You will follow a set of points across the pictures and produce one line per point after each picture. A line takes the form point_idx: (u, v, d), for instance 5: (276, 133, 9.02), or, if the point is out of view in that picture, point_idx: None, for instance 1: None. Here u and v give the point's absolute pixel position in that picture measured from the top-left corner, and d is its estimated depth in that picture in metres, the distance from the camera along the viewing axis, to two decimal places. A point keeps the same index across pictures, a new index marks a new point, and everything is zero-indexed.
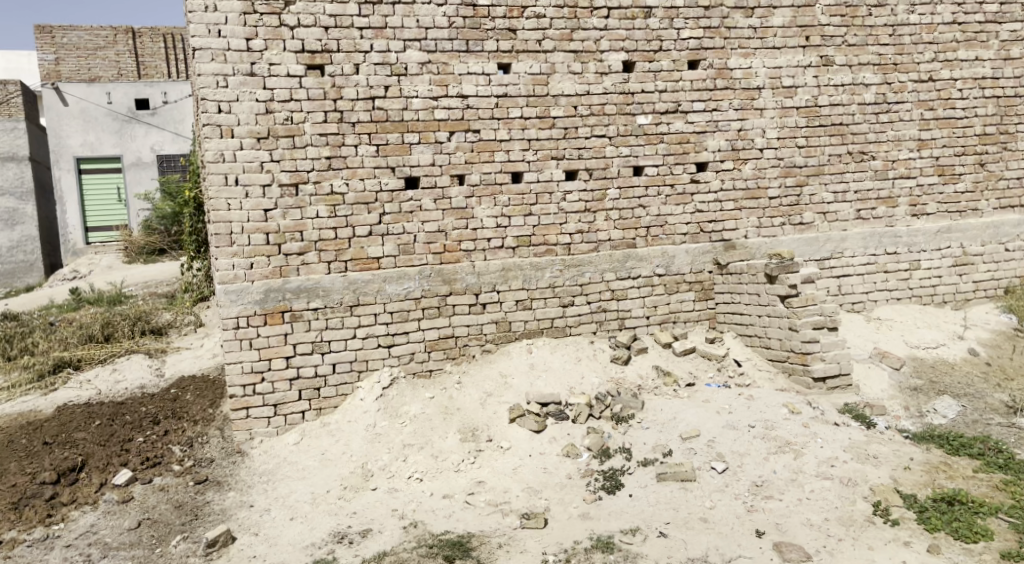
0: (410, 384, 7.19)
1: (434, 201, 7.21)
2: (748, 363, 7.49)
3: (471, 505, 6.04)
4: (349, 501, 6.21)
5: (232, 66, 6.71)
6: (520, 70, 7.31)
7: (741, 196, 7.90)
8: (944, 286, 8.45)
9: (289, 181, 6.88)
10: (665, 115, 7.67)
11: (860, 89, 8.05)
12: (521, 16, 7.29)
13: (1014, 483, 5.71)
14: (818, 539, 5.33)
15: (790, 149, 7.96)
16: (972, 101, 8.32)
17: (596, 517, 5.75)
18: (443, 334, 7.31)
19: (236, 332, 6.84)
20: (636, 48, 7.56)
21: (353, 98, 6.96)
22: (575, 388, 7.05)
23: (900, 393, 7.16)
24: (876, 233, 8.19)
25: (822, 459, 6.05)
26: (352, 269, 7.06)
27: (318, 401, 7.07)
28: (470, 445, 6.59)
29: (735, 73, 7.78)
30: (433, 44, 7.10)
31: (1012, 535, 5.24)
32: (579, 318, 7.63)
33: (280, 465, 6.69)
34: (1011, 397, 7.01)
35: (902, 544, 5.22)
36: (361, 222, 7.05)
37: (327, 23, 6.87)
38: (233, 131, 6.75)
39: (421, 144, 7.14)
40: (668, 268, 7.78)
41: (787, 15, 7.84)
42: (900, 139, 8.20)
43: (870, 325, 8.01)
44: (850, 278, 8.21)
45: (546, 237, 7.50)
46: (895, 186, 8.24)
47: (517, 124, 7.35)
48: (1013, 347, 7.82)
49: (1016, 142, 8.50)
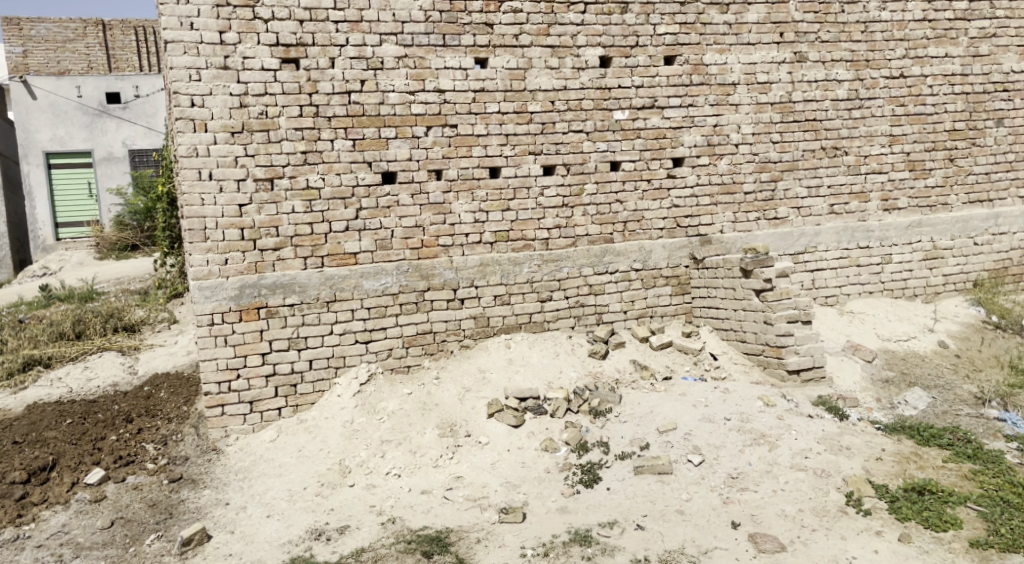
0: (388, 379, 7.18)
1: (411, 196, 7.17)
2: (724, 357, 7.56)
3: (449, 500, 6.04)
4: (327, 498, 6.18)
5: (205, 59, 6.63)
6: (497, 64, 7.30)
7: (717, 191, 7.97)
8: (915, 280, 8.61)
9: (264, 175, 6.81)
10: (641, 111, 7.71)
11: (834, 85, 8.15)
12: (497, 10, 7.28)
13: (983, 473, 5.84)
14: (792, 529, 5.40)
15: (764, 145, 8.03)
16: (941, 97, 8.46)
17: (574, 510, 5.78)
18: (421, 329, 7.29)
19: (210, 328, 6.77)
20: (613, 43, 7.58)
21: (329, 92, 6.90)
22: (553, 382, 7.07)
23: (872, 385, 7.27)
24: (848, 228, 8.31)
25: (796, 451, 6.13)
26: (329, 265, 7.01)
27: (295, 397, 7.03)
28: (448, 440, 6.57)
29: (711, 69, 7.83)
30: (409, 38, 7.06)
31: (980, 523, 5.35)
32: (558, 312, 7.65)
33: (256, 463, 6.64)
34: (980, 388, 7.16)
35: (874, 533, 5.30)
36: (338, 217, 7.00)
37: (302, 17, 6.81)
38: (206, 125, 6.67)
39: (398, 139, 7.10)
40: (645, 262, 7.83)
41: (761, 12, 7.91)
42: (872, 135, 8.31)
43: (843, 318, 8.15)
44: (823, 272, 8.32)
45: (523, 232, 7.50)
46: (867, 181, 8.35)
47: (494, 119, 7.33)
48: (981, 339, 8.01)
49: (985, 138, 8.64)
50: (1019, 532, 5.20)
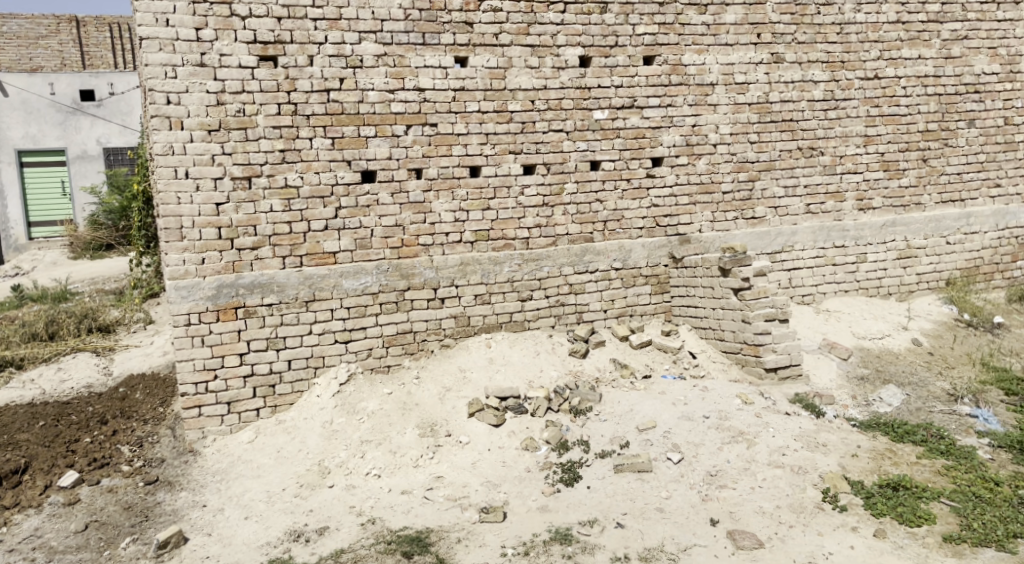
0: (369, 379, 7.14)
1: (391, 195, 7.15)
2: (703, 355, 7.62)
3: (430, 500, 6.02)
4: (306, 499, 6.13)
5: (181, 56, 6.56)
6: (477, 63, 7.29)
7: (695, 191, 8.02)
8: (890, 278, 8.73)
9: (241, 174, 6.74)
10: (620, 110, 7.74)
11: (810, 85, 8.24)
12: (477, 9, 7.27)
13: (956, 469, 5.94)
14: (769, 526, 5.44)
15: (742, 145, 8.11)
16: (915, 98, 8.59)
17: (555, 509, 5.79)
18: (401, 329, 7.26)
19: (187, 329, 6.70)
20: (593, 43, 7.60)
21: (307, 90, 6.85)
22: (534, 380, 7.08)
23: (848, 383, 7.36)
24: (824, 227, 8.41)
25: (774, 448, 6.19)
26: (307, 264, 6.97)
27: (273, 398, 6.97)
28: (429, 440, 6.56)
29: (689, 69, 7.88)
30: (389, 36, 7.03)
31: (953, 518, 5.43)
32: (538, 311, 7.66)
33: (233, 464, 6.57)
34: (953, 385, 7.29)
35: (850, 529, 5.36)
36: (316, 216, 6.95)
37: (280, 14, 6.76)
38: (182, 123, 6.60)
39: (377, 138, 7.07)
40: (625, 261, 7.87)
41: (739, 13, 7.98)
42: (847, 135, 8.41)
43: (819, 316, 8.25)
44: (800, 271, 8.41)
45: (503, 232, 7.50)
46: (842, 181, 8.45)
47: (474, 118, 7.33)
48: (953, 337, 8.16)
49: (957, 138, 8.78)
50: (991, 526, 5.29)
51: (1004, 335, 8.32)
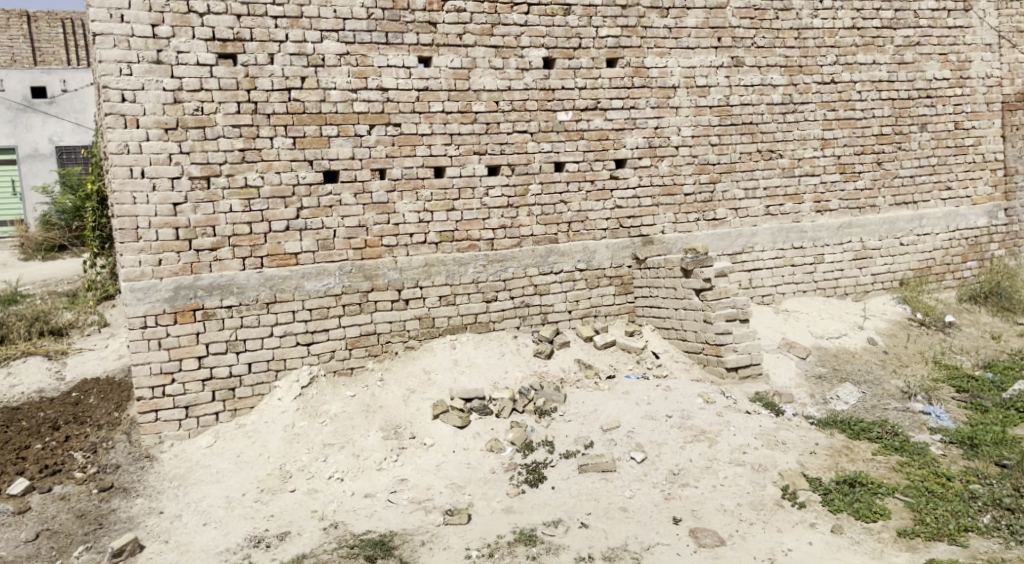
0: (331, 382, 7.05)
1: (354, 195, 7.07)
2: (666, 355, 7.70)
3: (394, 503, 5.97)
4: (266, 504, 6.03)
5: (136, 53, 6.41)
6: (441, 63, 7.26)
7: (658, 192, 8.10)
8: (846, 279, 8.92)
9: (200, 173, 6.62)
10: (584, 112, 7.78)
11: (769, 89, 8.39)
12: (441, 9, 7.24)
13: (909, 465, 6.09)
14: (731, 524, 5.51)
15: (704, 147, 8.21)
16: (870, 102, 8.80)
17: (519, 510, 5.78)
18: (364, 331, 7.19)
19: (143, 331, 6.56)
20: (557, 44, 7.63)
21: (268, 89, 6.75)
22: (499, 382, 7.07)
23: (807, 381, 7.50)
24: (783, 229, 8.56)
25: (734, 447, 6.28)
26: (268, 265, 6.86)
27: (233, 401, 6.85)
28: (393, 443, 6.50)
29: (652, 72, 7.96)
30: (351, 35, 6.96)
31: (907, 513, 5.55)
32: (503, 313, 7.65)
33: (192, 469, 6.43)
34: (907, 383, 7.48)
35: (809, 525, 5.45)
36: (277, 216, 6.85)
37: (239, 11, 6.64)
38: (138, 122, 6.45)
39: (340, 138, 6.99)
40: (589, 263, 7.91)
41: (700, 16, 8.08)
42: (805, 138, 8.58)
43: (778, 316, 8.39)
44: (760, 272, 8.55)
45: (468, 232, 7.48)
46: (801, 183, 8.61)
47: (438, 118, 7.29)
48: (907, 337, 8.38)
49: (910, 142, 9.01)
50: (943, 520, 5.42)
51: (954, 334, 8.59)
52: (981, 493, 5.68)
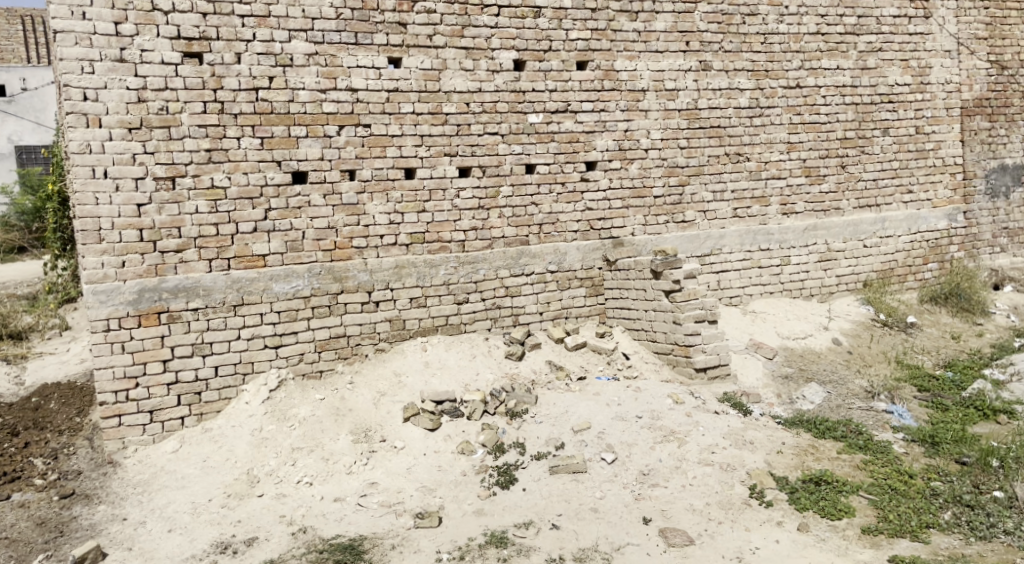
0: (300, 385, 6.97)
1: (324, 197, 7.01)
2: (636, 356, 7.74)
3: (363, 507, 5.92)
4: (233, 509, 5.93)
5: (99, 51, 6.29)
6: (411, 64, 7.23)
7: (628, 194, 8.16)
8: (811, 280, 9.07)
9: (165, 174, 6.51)
10: (555, 114, 7.81)
11: (736, 93, 8.50)
12: (411, 10, 7.20)
13: (873, 463, 6.20)
14: (700, 523, 5.56)
15: (672, 150, 8.29)
16: (834, 107, 8.96)
17: (490, 512, 5.76)
18: (334, 333, 7.12)
19: (106, 335, 6.43)
20: (527, 47, 7.64)
21: (235, 89, 6.66)
22: (470, 384, 7.05)
23: (774, 381, 7.60)
24: (751, 231, 8.68)
25: (703, 447, 6.33)
26: (235, 267, 6.76)
27: (199, 405, 6.73)
28: (363, 446, 6.45)
29: (621, 75, 8.02)
30: (320, 35, 6.90)
31: (871, 510, 5.65)
32: (474, 315, 7.64)
33: (156, 475, 6.31)
34: (870, 382, 7.62)
35: (776, 524, 5.52)
36: (244, 218, 6.75)
37: (205, 9, 6.54)
38: (100, 121, 6.33)
39: (309, 138, 6.92)
40: (560, 264, 7.93)
41: (668, 20, 8.16)
42: (771, 142, 8.70)
43: (746, 317, 8.50)
44: (728, 274, 8.65)
45: (439, 234, 7.45)
46: (767, 186, 8.74)
47: (409, 119, 7.26)
48: (870, 337, 8.54)
49: (873, 146, 9.19)
50: (905, 517, 5.52)
51: (915, 334, 8.79)
52: (941, 490, 5.80)
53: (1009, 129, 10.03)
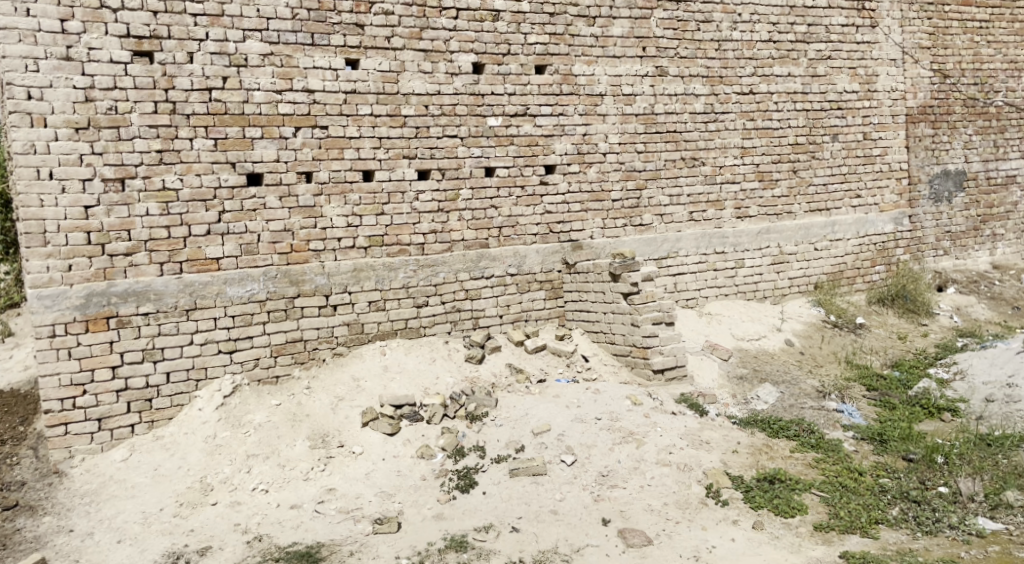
0: (255, 391, 6.84)
1: (279, 199, 6.90)
2: (595, 358, 7.80)
3: (321, 513, 5.83)
4: (186, 518, 5.79)
5: (44, 48, 6.10)
6: (368, 66, 7.17)
7: (587, 198, 8.22)
8: (765, 282, 9.25)
9: (113, 175, 6.34)
10: (514, 118, 7.82)
11: (691, 98, 8.63)
12: (368, 11, 7.15)
13: (824, 461, 6.35)
14: (657, 523, 5.61)
15: (630, 154, 8.38)
16: (786, 113, 9.16)
17: (450, 516, 5.73)
18: (290, 337, 7.01)
19: (52, 340, 6.23)
20: (486, 50, 7.65)
21: (187, 89, 6.52)
22: (429, 388, 7.01)
23: (729, 382, 7.74)
24: (706, 234, 8.82)
25: (661, 447, 6.41)
26: (188, 270, 6.61)
27: (150, 412, 6.56)
28: (320, 452, 6.36)
29: (579, 80, 8.08)
30: (275, 35, 6.80)
31: (822, 507, 5.78)
32: (433, 318, 7.60)
33: (105, 484, 6.13)
34: (821, 382, 7.80)
35: (731, 522, 5.60)
36: (197, 220, 6.61)
37: (156, 7, 6.39)
38: (46, 120, 6.14)
39: (264, 140, 6.81)
40: (519, 267, 7.95)
41: (625, 26, 8.26)
42: (725, 146, 8.86)
43: (702, 319, 8.64)
44: (684, 276, 8.78)
45: (398, 237, 7.40)
46: (721, 190, 8.89)
47: (367, 121, 7.20)
48: (821, 338, 8.76)
49: (823, 152, 9.42)
50: (855, 514, 5.66)
51: (864, 334, 9.05)
52: (889, 487, 5.97)
53: (951, 136, 10.36)
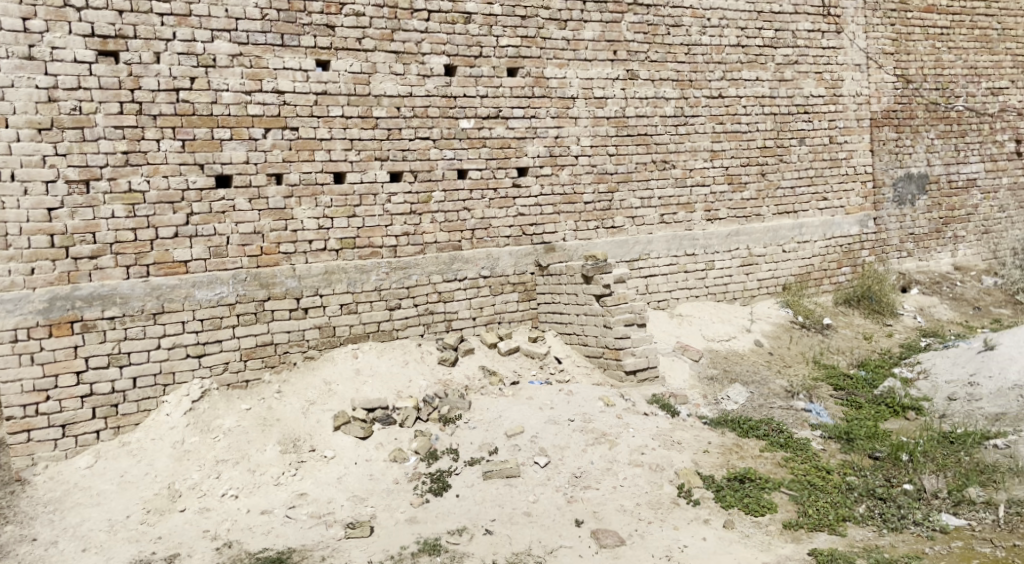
0: (225, 395, 6.75)
1: (249, 201, 6.82)
2: (568, 360, 7.82)
3: (292, 519, 5.77)
4: (153, 526, 5.69)
5: (5, 47, 5.97)
6: (340, 68, 7.12)
7: (559, 200, 8.25)
8: (735, 284, 9.36)
9: (78, 176, 6.22)
10: (486, 120, 7.83)
11: (662, 102, 8.71)
12: (339, 12, 7.10)
13: (793, 460, 6.45)
14: (630, 523, 5.64)
15: (602, 157, 8.44)
16: (754, 117, 9.28)
17: (423, 520, 5.71)
18: (260, 341, 6.93)
19: (13, 345, 6.09)
20: (458, 52, 7.64)
21: (153, 89, 6.42)
22: (402, 391, 6.98)
23: (700, 382, 7.81)
24: (677, 237, 8.90)
25: (633, 448, 6.44)
26: (155, 274, 6.51)
27: (116, 418, 6.43)
28: (291, 456, 6.29)
29: (551, 83, 8.11)
30: (244, 36, 6.73)
31: (791, 506, 5.86)
32: (406, 320, 7.57)
33: (69, 491, 5.99)
34: (790, 382, 7.92)
35: (702, 522, 5.66)
36: (165, 223, 6.51)
37: (121, 6, 6.29)
38: (7, 121, 6.01)
39: (233, 141, 6.74)
40: (492, 270, 7.95)
41: (596, 29, 8.31)
42: (695, 150, 8.96)
43: (673, 321, 8.72)
44: (656, 278, 8.84)
45: (370, 239, 7.35)
46: (692, 193, 8.98)
47: (338, 123, 7.15)
48: (789, 338, 8.90)
49: (791, 155, 9.57)
50: (823, 511, 5.75)
51: (831, 335, 9.20)
52: (856, 484, 6.08)
53: (914, 140, 10.58)
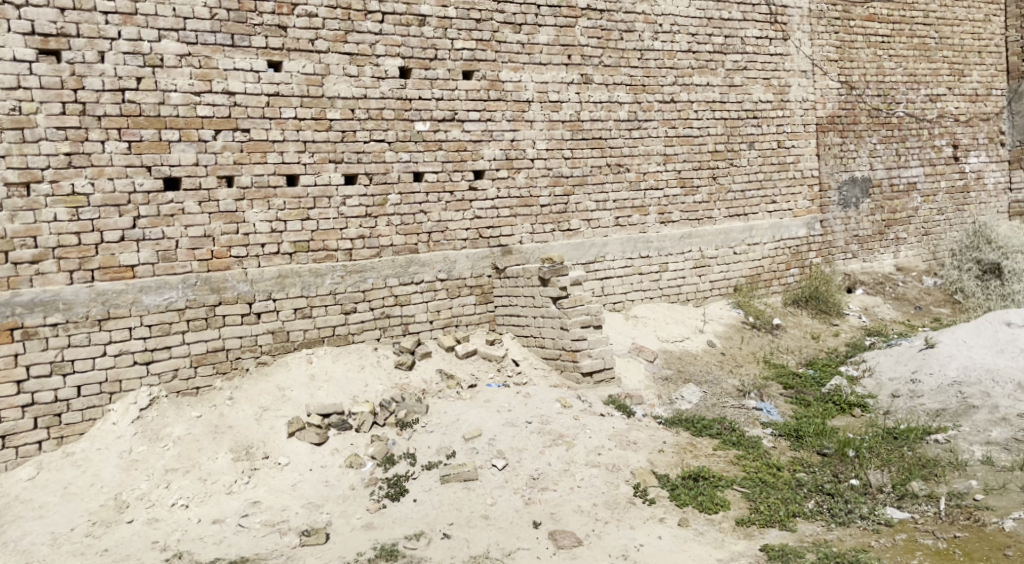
0: (174, 403, 6.59)
1: (199, 204, 6.68)
2: (525, 362, 7.84)
3: (245, 527, 5.65)
4: (99, 538, 5.52)
5: None
6: (292, 69, 7.02)
7: (515, 203, 8.27)
8: (688, 285, 9.50)
9: (18, 179, 6.02)
10: (442, 123, 7.81)
11: (616, 106, 8.81)
12: (291, 13, 7.01)
13: (745, 457, 6.58)
14: (587, 523, 5.68)
15: (557, 160, 8.49)
16: (705, 121, 9.46)
17: (379, 525, 5.65)
18: (211, 346, 6.79)
19: None
20: (412, 54, 7.61)
21: (97, 89, 6.25)
22: (358, 396, 6.91)
23: (655, 383, 7.91)
24: (631, 239, 9.01)
25: (590, 448, 6.49)
26: (100, 279, 6.33)
27: (59, 428, 6.23)
28: (244, 464, 6.17)
29: (507, 86, 8.13)
30: (193, 35, 6.59)
31: (743, 502, 5.97)
32: (362, 324, 7.50)
33: (10, 505, 5.77)
34: (742, 381, 8.08)
35: (658, 520, 5.72)
36: (110, 226, 6.34)
37: (63, 4, 6.11)
38: None
39: (181, 143, 6.59)
40: (449, 273, 7.93)
41: (550, 34, 8.37)
42: (649, 153, 9.08)
43: (628, 322, 8.81)
44: (611, 279, 8.93)
45: (325, 242, 7.27)
46: (646, 196, 9.10)
47: (291, 125, 7.05)
48: (741, 338, 9.08)
49: (741, 159, 9.77)
50: (774, 507, 5.87)
51: (781, 335, 9.42)
52: (806, 480, 6.23)
53: (858, 145, 10.91)
